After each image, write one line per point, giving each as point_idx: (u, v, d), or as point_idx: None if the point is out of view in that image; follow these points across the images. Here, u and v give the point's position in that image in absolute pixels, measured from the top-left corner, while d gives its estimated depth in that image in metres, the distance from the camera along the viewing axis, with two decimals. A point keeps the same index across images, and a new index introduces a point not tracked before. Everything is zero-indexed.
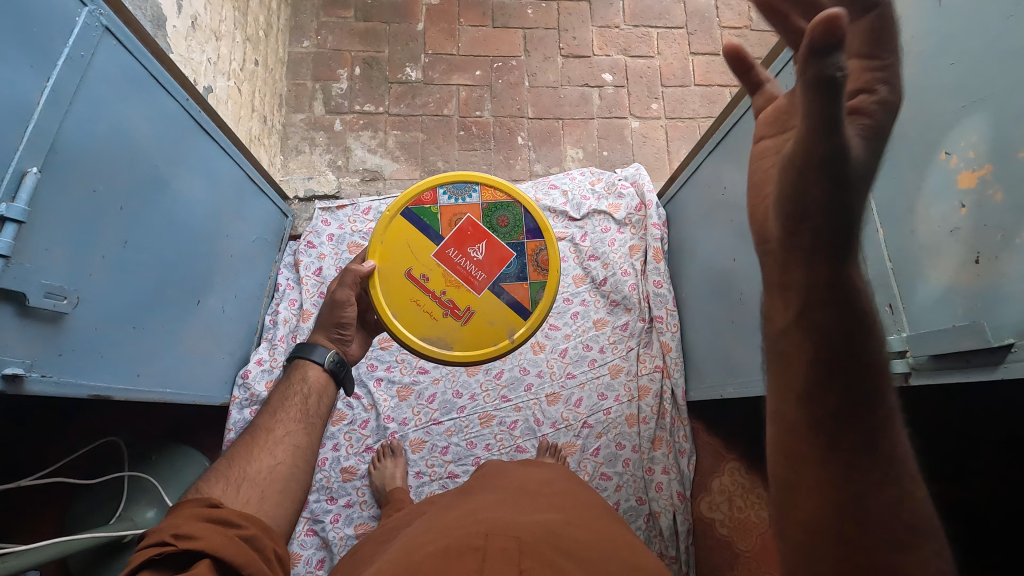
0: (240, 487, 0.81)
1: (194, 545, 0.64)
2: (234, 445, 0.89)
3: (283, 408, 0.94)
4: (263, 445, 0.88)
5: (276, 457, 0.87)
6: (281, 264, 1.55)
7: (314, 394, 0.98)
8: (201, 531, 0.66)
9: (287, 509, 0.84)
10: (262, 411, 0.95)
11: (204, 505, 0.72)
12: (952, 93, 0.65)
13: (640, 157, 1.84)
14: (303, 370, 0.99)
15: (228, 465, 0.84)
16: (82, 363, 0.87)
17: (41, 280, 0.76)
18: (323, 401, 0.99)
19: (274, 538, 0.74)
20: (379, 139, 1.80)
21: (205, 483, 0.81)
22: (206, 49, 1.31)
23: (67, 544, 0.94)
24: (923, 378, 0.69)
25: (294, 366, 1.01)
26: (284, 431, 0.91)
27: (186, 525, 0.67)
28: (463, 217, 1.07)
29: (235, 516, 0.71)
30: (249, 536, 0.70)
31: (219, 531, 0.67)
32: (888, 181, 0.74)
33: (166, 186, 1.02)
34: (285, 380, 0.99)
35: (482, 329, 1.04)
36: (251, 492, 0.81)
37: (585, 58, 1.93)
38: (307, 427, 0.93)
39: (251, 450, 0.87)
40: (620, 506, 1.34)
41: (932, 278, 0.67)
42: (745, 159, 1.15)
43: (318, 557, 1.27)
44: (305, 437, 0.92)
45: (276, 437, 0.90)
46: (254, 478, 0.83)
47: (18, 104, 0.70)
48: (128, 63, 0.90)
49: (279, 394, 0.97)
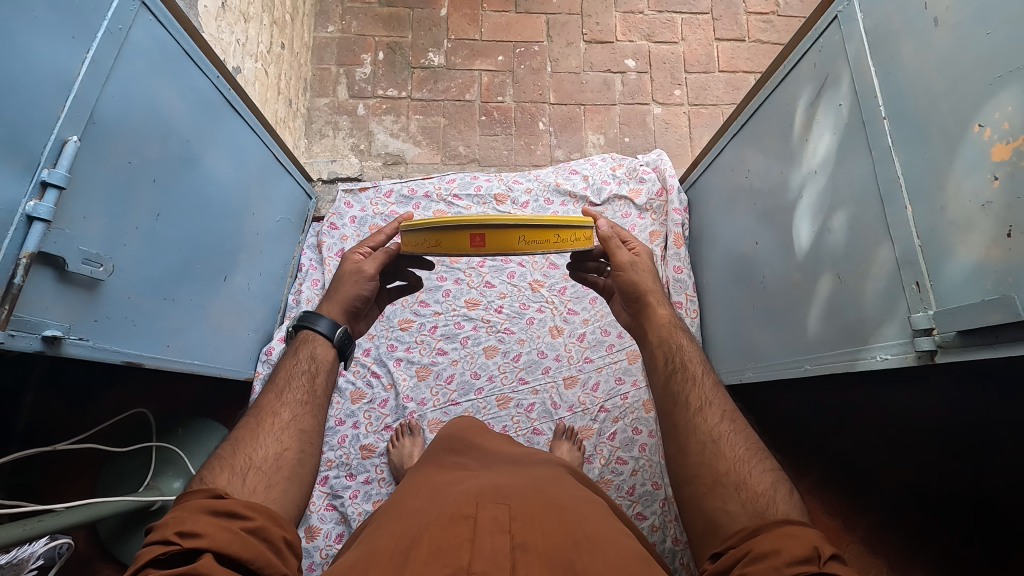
0: (247, 475, 0.77)
1: (198, 543, 0.63)
2: (237, 428, 0.86)
3: (289, 388, 0.92)
4: (269, 429, 0.85)
5: (284, 443, 0.84)
6: (304, 245, 1.58)
7: (321, 371, 0.97)
8: (206, 527, 0.65)
9: (298, 492, 0.82)
10: (265, 391, 0.92)
11: (209, 497, 0.70)
12: (986, 65, 0.64)
13: (662, 144, 1.82)
14: (310, 347, 0.98)
15: (232, 453, 0.80)
16: (117, 330, 0.89)
17: (78, 246, 0.78)
18: (328, 378, 0.98)
19: (284, 525, 0.73)
20: (401, 123, 1.81)
21: (209, 472, 0.77)
22: (235, 30, 1.34)
23: (98, 508, 0.97)
24: (950, 355, 0.68)
25: (300, 339, 1.00)
26: (292, 414, 0.89)
27: (189, 522, 0.65)
28: None
29: (241, 508, 0.70)
30: (255, 529, 0.69)
31: (223, 526, 0.66)
32: (917, 158, 0.73)
33: (196, 162, 1.05)
34: (291, 356, 0.98)
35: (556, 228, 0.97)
36: (259, 480, 0.78)
37: (608, 44, 1.92)
38: (313, 409, 0.92)
39: (257, 434, 0.84)
40: (636, 491, 1.33)
41: (961, 254, 0.66)
42: (769, 142, 1.14)
43: (338, 531, 1.28)
44: (310, 420, 0.90)
45: (283, 421, 0.87)
46: (260, 467, 0.80)
47: (60, 74, 0.73)
48: (164, 40, 0.92)
49: (284, 373, 0.94)
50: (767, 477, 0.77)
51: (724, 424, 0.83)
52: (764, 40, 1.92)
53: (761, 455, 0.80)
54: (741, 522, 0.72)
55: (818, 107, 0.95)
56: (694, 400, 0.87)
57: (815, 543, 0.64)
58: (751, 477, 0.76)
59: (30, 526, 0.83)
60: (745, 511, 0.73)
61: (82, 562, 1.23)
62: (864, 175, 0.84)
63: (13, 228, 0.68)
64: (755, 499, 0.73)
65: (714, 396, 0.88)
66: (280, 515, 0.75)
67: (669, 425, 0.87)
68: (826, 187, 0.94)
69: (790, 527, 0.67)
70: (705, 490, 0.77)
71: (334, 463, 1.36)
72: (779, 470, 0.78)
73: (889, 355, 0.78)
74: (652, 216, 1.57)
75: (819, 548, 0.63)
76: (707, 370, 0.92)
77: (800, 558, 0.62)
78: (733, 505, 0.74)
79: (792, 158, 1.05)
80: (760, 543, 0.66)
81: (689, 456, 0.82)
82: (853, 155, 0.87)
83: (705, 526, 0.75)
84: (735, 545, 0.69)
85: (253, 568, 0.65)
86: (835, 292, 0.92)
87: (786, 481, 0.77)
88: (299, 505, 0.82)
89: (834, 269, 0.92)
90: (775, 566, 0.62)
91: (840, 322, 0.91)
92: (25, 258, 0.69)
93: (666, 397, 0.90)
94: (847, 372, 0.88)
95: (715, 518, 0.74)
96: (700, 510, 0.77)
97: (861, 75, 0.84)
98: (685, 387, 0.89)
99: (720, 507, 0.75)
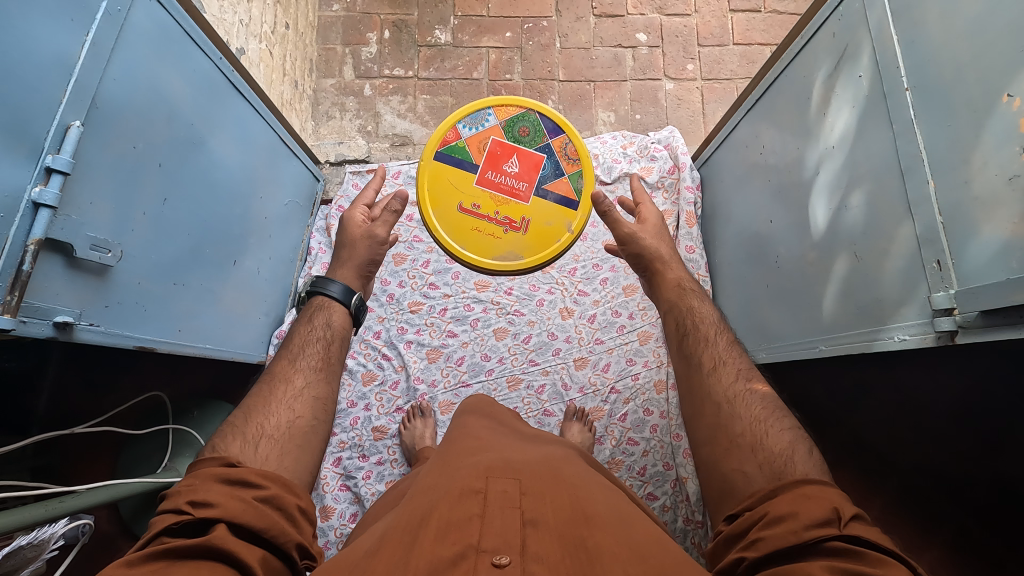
0: (258, 444, 0.78)
1: (210, 513, 0.63)
2: (247, 396, 0.86)
3: (303, 355, 0.93)
4: (280, 398, 0.86)
5: (296, 411, 0.85)
6: (313, 228, 1.58)
7: (336, 340, 0.98)
8: (217, 497, 0.65)
9: (308, 461, 0.82)
10: (279, 356, 0.94)
11: (221, 466, 0.71)
12: (1017, 31, 0.61)
13: (674, 121, 1.78)
14: (325, 315, 1.00)
15: (244, 421, 0.81)
16: (126, 315, 0.89)
17: (87, 233, 0.78)
18: (342, 347, 0.99)
19: (297, 492, 0.74)
20: (408, 103, 1.79)
21: (221, 441, 0.77)
22: (238, 10, 1.32)
23: (116, 490, 0.95)
24: (970, 336, 0.67)
25: (316, 306, 1.02)
26: (304, 382, 0.90)
27: (201, 491, 0.66)
28: (489, 140, 1.10)
29: (254, 476, 0.70)
30: (269, 497, 0.69)
31: (235, 496, 0.67)
32: (940, 131, 0.70)
33: (201, 143, 1.04)
34: (306, 322, 0.99)
35: (542, 231, 1.08)
36: (271, 448, 0.78)
37: (619, 18, 1.86)
38: (327, 376, 0.93)
39: (268, 401, 0.85)
40: (646, 472, 1.33)
41: (986, 233, 0.64)
42: (785, 117, 1.10)
43: (351, 511, 1.30)
44: (324, 388, 0.91)
45: (295, 389, 0.88)
46: (272, 434, 0.80)
47: (61, 57, 0.72)
48: (163, 19, 0.90)
49: (300, 338, 0.96)
50: (785, 437, 0.75)
51: (738, 386, 0.83)
52: (780, 10, 1.86)
53: (779, 414, 0.79)
54: (757, 484, 0.71)
55: (837, 80, 0.92)
56: (708, 360, 0.88)
57: (835, 504, 0.63)
58: (769, 437, 0.75)
59: (51, 506, 0.81)
60: (761, 473, 0.71)
61: (104, 541, 1.26)
62: (883, 151, 0.81)
63: (20, 215, 0.68)
64: (771, 460, 0.72)
65: (728, 356, 0.88)
66: (293, 482, 0.76)
67: (685, 387, 0.88)
68: (845, 163, 0.91)
69: (808, 487, 0.66)
70: (721, 451, 0.77)
71: (347, 444, 1.37)
72: (798, 430, 0.77)
73: (908, 335, 0.76)
74: (664, 194, 1.55)
75: (840, 510, 0.62)
76: (721, 331, 0.93)
77: (818, 520, 0.61)
78: (749, 466, 0.73)
79: (809, 134, 1.02)
80: (776, 505, 0.65)
81: (704, 417, 0.82)
82: (874, 130, 0.83)
83: (721, 487, 0.75)
84: (751, 506, 0.68)
85: (267, 537, 0.66)
86: (852, 272, 0.90)
87: (805, 441, 0.75)
88: (311, 470, 0.83)
89: (852, 248, 0.90)
90: (794, 529, 0.61)
91: (856, 301, 0.89)
92: (33, 244, 0.69)
93: (679, 358, 0.92)
94: (863, 353, 0.87)
95: (731, 479, 0.73)
96: (716, 471, 0.76)
97: (883, 44, 0.80)
98: (698, 349, 0.91)
99: (736, 468, 0.74)
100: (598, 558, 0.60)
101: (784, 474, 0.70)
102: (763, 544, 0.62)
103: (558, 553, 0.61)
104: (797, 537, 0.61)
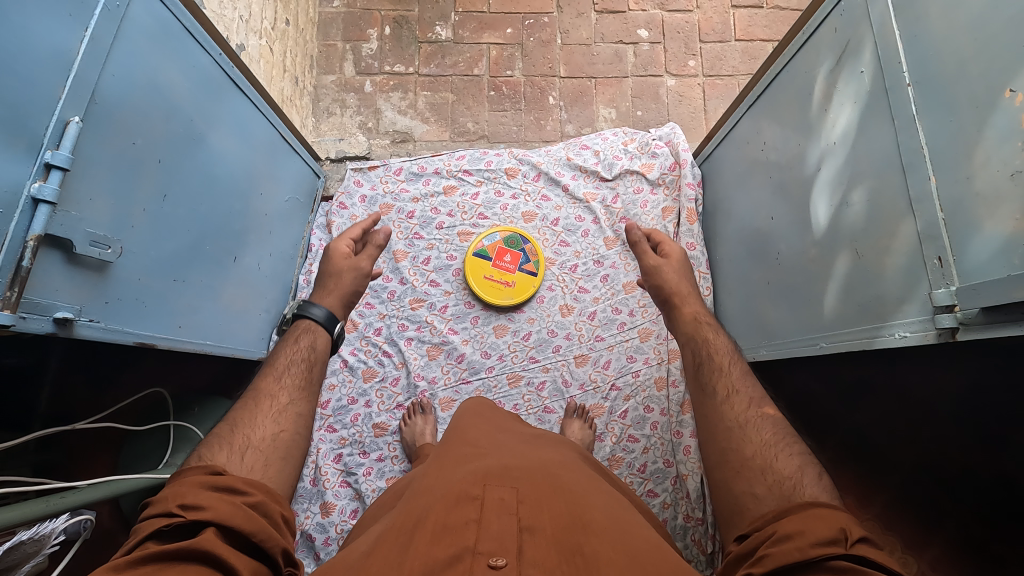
0: (244, 454, 0.79)
1: (201, 515, 0.64)
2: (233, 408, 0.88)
3: (287, 373, 0.96)
4: (265, 411, 0.88)
5: (279, 426, 0.87)
6: (314, 225, 1.58)
7: (317, 362, 1.03)
8: (208, 500, 0.66)
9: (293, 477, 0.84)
10: (263, 374, 0.96)
11: (208, 473, 0.71)
12: (1019, 24, 0.60)
13: (674, 117, 1.78)
14: (309, 337, 1.05)
15: (230, 432, 0.82)
16: (126, 312, 0.89)
17: (86, 229, 0.78)
18: (321, 371, 1.03)
19: (281, 503, 0.75)
20: (409, 100, 1.79)
21: (208, 450, 0.77)
22: (237, 6, 1.32)
23: (117, 486, 0.96)
24: (972, 333, 0.67)
25: (299, 328, 1.07)
26: (287, 400, 0.92)
27: (191, 496, 0.66)
28: None
29: (240, 483, 0.71)
30: (256, 503, 0.70)
31: (225, 499, 0.67)
32: (943, 127, 0.70)
33: (200, 140, 1.04)
34: (290, 341, 1.04)
35: None
36: (256, 459, 0.80)
37: (620, 14, 1.86)
38: (308, 397, 0.96)
39: (253, 415, 0.86)
40: (647, 468, 1.33)
41: (987, 228, 0.63)
42: (787, 113, 1.09)
43: (352, 507, 1.30)
44: (306, 408, 0.94)
45: (279, 406, 0.90)
46: (258, 446, 0.81)
47: (59, 51, 0.72)
48: (161, 14, 0.90)
49: (284, 356, 1.00)
50: (793, 461, 0.76)
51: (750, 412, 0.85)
52: (783, 7, 1.85)
53: (789, 439, 0.79)
54: (768, 506, 0.71)
55: (839, 76, 0.91)
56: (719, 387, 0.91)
57: (843, 524, 0.63)
58: (778, 461, 0.76)
59: (52, 501, 0.82)
60: (771, 495, 0.72)
61: (104, 536, 1.26)
62: (885, 146, 0.81)
63: (20, 211, 0.67)
64: (781, 482, 0.73)
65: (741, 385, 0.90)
66: (277, 493, 0.77)
67: None
68: (847, 159, 0.90)
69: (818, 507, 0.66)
70: (733, 474, 0.77)
71: (347, 441, 1.37)
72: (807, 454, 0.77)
73: (908, 333, 0.76)
74: (665, 191, 1.55)
75: (847, 530, 0.61)
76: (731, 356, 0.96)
77: (825, 539, 0.61)
78: (759, 488, 0.73)
79: (810, 130, 1.01)
80: (785, 524, 0.65)
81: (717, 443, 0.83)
82: (876, 126, 0.83)
83: (732, 509, 0.75)
84: (759, 527, 0.68)
85: (256, 541, 0.66)
86: (853, 269, 0.90)
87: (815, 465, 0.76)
88: (290, 482, 0.84)
89: (854, 245, 0.89)
90: (800, 547, 0.61)
91: (857, 299, 0.88)
92: (32, 240, 0.69)
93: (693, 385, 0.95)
94: (864, 350, 0.87)
95: (742, 502, 0.74)
96: (727, 494, 0.77)
97: (884, 39, 0.80)
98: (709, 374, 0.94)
99: (748, 491, 0.74)
100: (595, 567, 0.60)
101: (793, 496, 0.70)
102: (768, 560, 0.62)
103: (554, 560, 0.61)
104: (802, 554, 0.60)
